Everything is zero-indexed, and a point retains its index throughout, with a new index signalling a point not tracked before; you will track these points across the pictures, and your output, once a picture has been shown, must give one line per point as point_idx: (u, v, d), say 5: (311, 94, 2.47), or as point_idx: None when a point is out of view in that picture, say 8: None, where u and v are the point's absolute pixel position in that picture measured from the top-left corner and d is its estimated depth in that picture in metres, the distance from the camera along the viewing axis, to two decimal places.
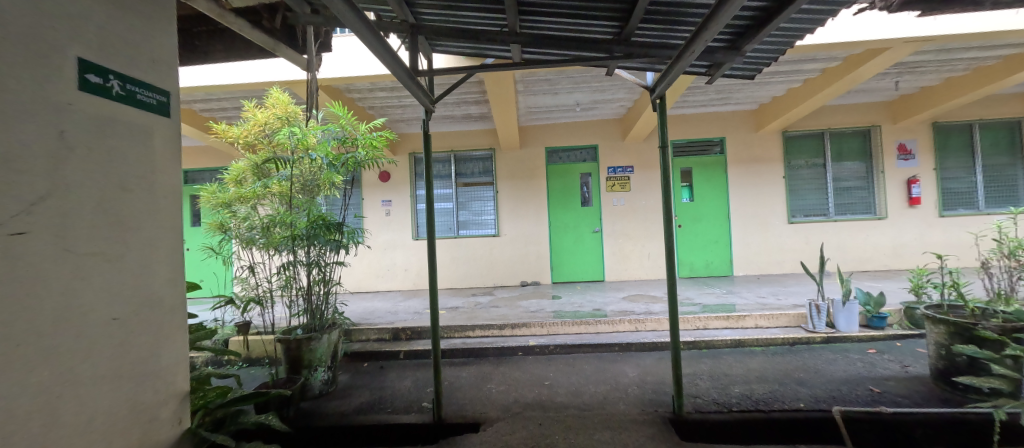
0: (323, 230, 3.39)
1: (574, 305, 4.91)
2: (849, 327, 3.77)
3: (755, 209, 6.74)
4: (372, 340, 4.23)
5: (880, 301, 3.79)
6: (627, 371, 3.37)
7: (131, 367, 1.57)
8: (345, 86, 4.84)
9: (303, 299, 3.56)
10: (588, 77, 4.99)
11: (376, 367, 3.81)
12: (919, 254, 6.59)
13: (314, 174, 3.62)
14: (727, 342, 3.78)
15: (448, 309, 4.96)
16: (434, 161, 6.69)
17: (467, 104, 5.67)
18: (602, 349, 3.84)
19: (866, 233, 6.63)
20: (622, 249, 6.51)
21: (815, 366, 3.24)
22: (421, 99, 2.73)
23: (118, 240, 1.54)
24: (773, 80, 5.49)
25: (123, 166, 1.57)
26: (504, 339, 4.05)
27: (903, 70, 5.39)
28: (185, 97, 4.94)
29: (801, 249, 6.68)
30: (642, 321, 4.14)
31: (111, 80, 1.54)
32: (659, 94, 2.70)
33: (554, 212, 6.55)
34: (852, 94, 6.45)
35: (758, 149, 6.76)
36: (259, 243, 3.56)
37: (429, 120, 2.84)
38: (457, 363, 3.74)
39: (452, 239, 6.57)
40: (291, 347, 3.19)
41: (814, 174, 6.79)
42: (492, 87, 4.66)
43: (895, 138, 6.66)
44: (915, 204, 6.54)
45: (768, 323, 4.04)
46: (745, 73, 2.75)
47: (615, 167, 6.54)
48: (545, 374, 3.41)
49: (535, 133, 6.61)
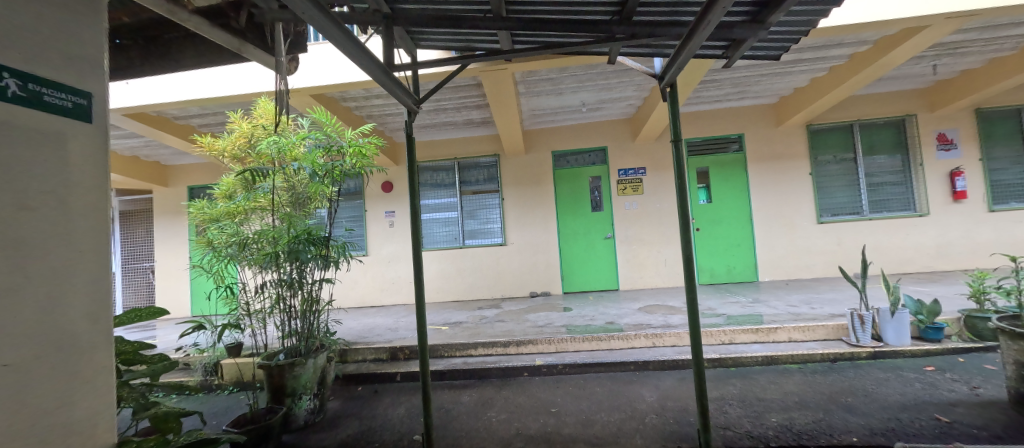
0: (305, 245, 3.09)
1: (586, 318, 4.53)
2: (899, 340, 3.35)
3: (781, 210, 6.27)
4: (369, 361, 3.95)
5: (934, 309, 3.35)
6: (644, 395, 3.00)
7: (28, 424, 1.28)
8: (340, 95, 4.63)
9: (288, 321, 3.24)
10: (593, 75, 4.68)
11: (369, 391, 3.54)
12: (968, 253, 6.02)
13: (301, 186, 3.36)
14: (758, 360, 3.39)
15: (450, 325, 4.66)
16: (437, 170, 6.45)
17: (468, 109, 5.42)
18: (617, 368, 3.48)
19: (906, 232, 6.09)
20: (637, 256, 6.13)
21: (867, 388, 2.85)
22: (402, 100, 2.43)
23: (13, 269, 1.27)
24: (796, 69, 5.06)
25: (22, 180, 1.30)
26: (508, 358, 3.72)
27: (941, 53, 4.91)
28: (180, 114, 4.84)
29: (834, 251, 6.18)
30: (660, 335, 3.75)
31: (5, 79, 1.27)
32: (671, 81, 2.33)
33: (563, 218, 6.22)
34: (884, 83, 5.96)
35: (781, 145, 6.31)
36: (243, 263, 3.27)
37: (413, 122, 2.56)
38: (456, 387, 3.42)
39: (458, 249, 6.29)
40: (273, 374, 2.91)
41: (844, 170, 6.30)
42: (492, 89, 4.39)
43: (933, 127, 6.13)
44: (960, 198, 5.99)
45: (804, 336, 3.62)
46: (770, 52, 2.40)
47: (626, 169, 6.18)
48: (552, 399, 3.06)
49: (540, 137, 6.31)
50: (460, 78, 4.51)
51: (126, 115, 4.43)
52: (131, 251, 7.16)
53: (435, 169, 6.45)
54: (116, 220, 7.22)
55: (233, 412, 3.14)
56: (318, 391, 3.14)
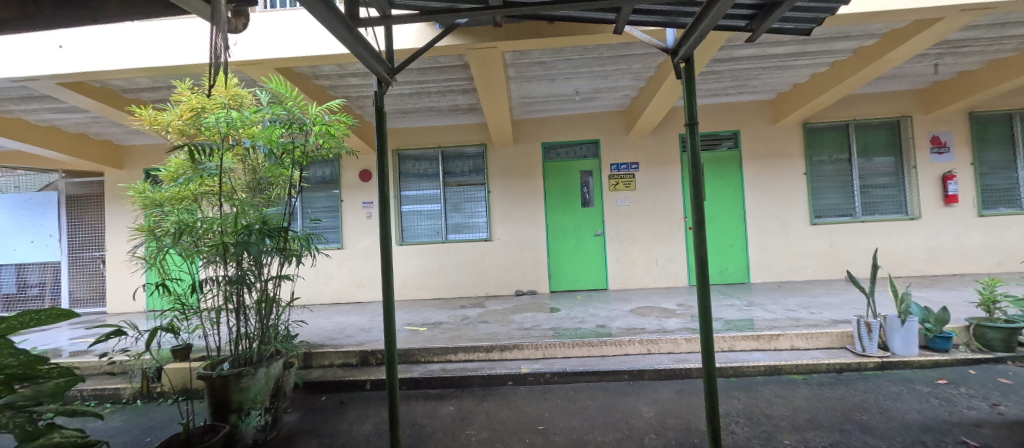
0: (258, 236, 2.67)
1: (575, 320, 4.22)
2: (906, 350, 3.14)
3: (774, 209, 6.09)
4: (337, 366, 3.57)
5: (942, 318, 3.15)
6: (641, 410, 2.72)
7: None
8: (312, 71, 4.22)
9: (237, 322, 2.81)
10: (589, 60, 4.37)
11: (335, 402, 3.17)
12: (957, 258, 5.95)
13: (259, 168, 2.95)
14: (761, 369, 3.14)
15: (431, 326, 4.30)
16: (420, 159, 6.05)
17: (453, 93, 5.04)
18: (609, 378, 3.19)
19: (898, 236, 5.98)
20: (627, 254, 5.87)
21: (881, 404, 2.62)
22: (372, 66, 2.07)
23: None
24: (798, 63, 4.82)
25: None
26: (491, 365, 3.39)
27: (944, 51, 4.74)
28: (128, 86, 4.35)
29: (826, 253, 6.05)
30: (656, 341, 3.47)
31: None
32: (687, 54, 2.00)
33: (552, 214, 5.91)
34: (882, 82, 5.81)
35: (776, 143, 6.12)
36: (184, 256, 2.80)
37: (384, 95, 2.20)
38: (432, 398, 3.08)
39: (440, 244, 5.92)
40: (214, 387, 2.52)
41: (839, 170, 6.15)
42: (479, 70, 4.02)
43: (928, 129, 6.02)
44: (952, 202, 5.90)
45: (806, 344, 3.39)
46: (801, 25, 2.09)
47: (619, 164, 5.90)
48: (540, 414, 2.76)
49: (529, 127, 5.98)
50: (444, 57, 4.13)
51: (62, 84, 3.94)
52: (80, 239, 6.57)
53: (417, 158, 6.06)
54: (62, 205, 6.60)
55: (172, 428, 2.79)
56: (270, 405, 2.74)
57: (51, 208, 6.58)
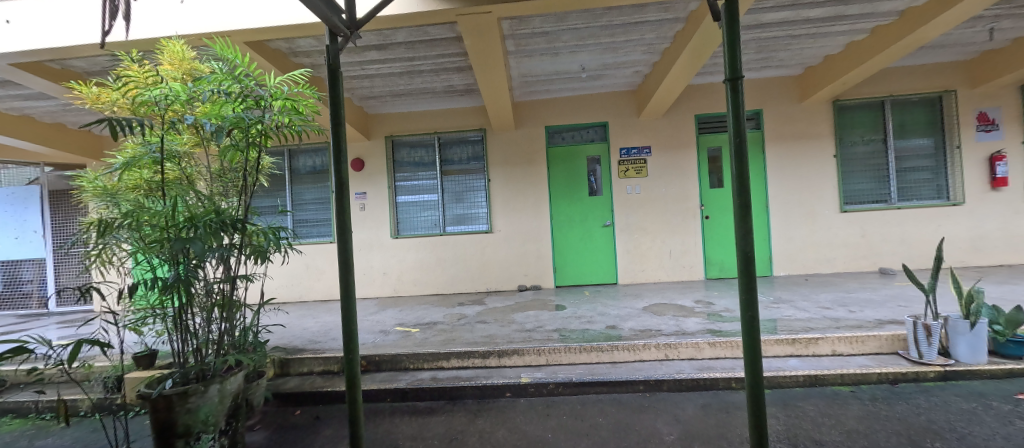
0: (206, 231, 2.24)
1: (582, 320, 3.79)
2: (973, 358, 2.66)
3: (800, 196, 5.58)
4: (316, 375, 3.20)
5: (1017, 319, 2.65)
6: (662, 432, 2.31)
7: None
8: (288, 47, 3.82)
9: (188, 332, 2.42)
10: (596, 29, 3.90)
11: (309, 418, 2.79)
12: (1004, 247, 5.40)
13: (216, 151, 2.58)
14: (800, 380, 2.70)
15: (423, 327, 3.90)
16: (416, 146, 5.64)
17: (448, 72, 4.61)
18: (622, 389, 2.77)
19: (938, 223, 5.43)
20: (638, 246, 5.41)
21: (955, 428, 2.16)
22: (325, 16, 1.63)
23: None
24: (834, 29, 4.28)
25: None
26: (488, 374, 2.99)
27: (1004, 12, 4.17)
28: (91, 67, 4.03)
29: (856, 243, 5.54)
30: (675, 346, 3.03)
31: None
32: None
33: (557, 204, 5.46)
34: (923, 53, 5.24)
35: (803, 123, 5.59)
36: (126, 254, 2.43)
37: (339, 51, 1.76)
38: (419, 413, 2.69)
39: (437, 237, 5.51)
40: (157, 409, 2.16)
41: (872, 152, 5.61)
42: (472, 41, 3.56)
43: (973, 106, 5.43)
44: (1000, 185, 5.33)
45: (851, 349, 2.93)
46: None
47: (629, 148, 5.42)
48: (541, 435, 2.35)
49: (532, 110, 5.52)
50: (434, 27, 3.68)
51: (15, 65, 3.61)
52: (64, 234, 6.29)
53: (413, 145, 5.64)
54: (44, 199, 6.28)
55: None
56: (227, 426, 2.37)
57: (32, 203, 6.28)
